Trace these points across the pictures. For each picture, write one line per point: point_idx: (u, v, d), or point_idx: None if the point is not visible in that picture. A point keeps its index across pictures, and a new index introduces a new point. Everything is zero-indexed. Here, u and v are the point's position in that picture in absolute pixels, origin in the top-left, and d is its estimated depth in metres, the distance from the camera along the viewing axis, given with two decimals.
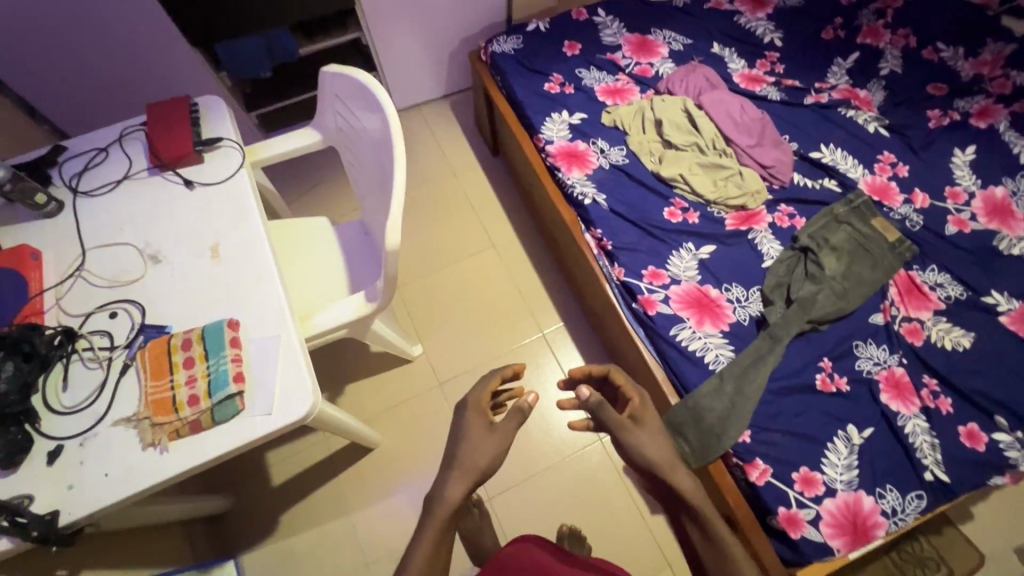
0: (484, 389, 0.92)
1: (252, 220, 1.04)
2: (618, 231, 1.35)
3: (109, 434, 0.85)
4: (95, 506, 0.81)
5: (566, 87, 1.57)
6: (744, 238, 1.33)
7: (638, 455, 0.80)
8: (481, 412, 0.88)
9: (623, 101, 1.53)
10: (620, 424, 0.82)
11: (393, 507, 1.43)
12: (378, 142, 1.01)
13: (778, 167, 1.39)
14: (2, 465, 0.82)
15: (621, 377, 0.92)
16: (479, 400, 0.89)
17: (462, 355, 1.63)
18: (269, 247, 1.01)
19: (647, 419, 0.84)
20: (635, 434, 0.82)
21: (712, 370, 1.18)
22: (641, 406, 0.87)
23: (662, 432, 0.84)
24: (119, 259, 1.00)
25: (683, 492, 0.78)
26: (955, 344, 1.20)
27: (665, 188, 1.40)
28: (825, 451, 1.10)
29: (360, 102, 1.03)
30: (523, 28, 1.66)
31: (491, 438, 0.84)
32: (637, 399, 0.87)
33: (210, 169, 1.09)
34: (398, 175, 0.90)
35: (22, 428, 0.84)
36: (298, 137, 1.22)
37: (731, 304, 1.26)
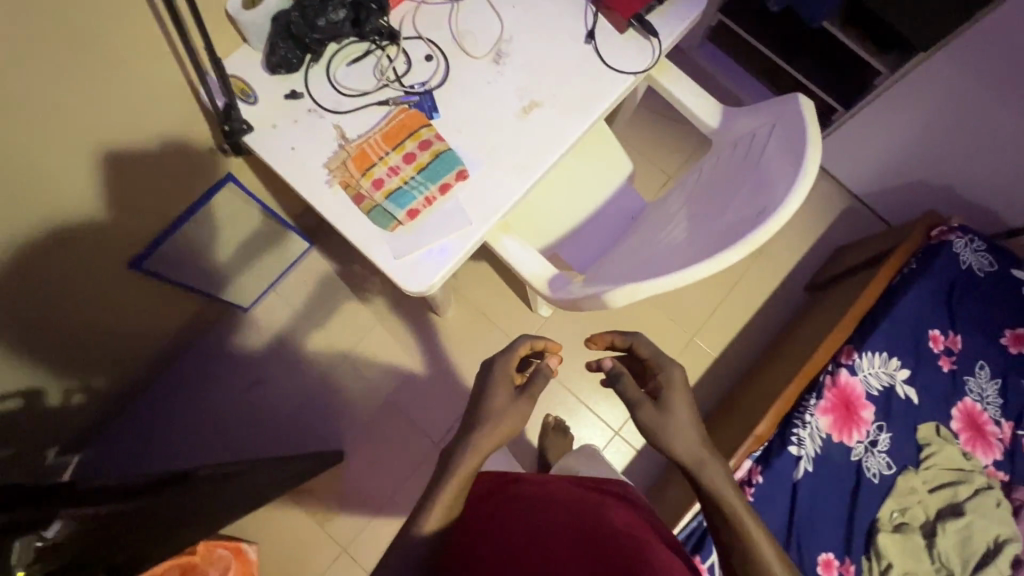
0: (513, 352, 0.84)
1: (578, 121, 0.92)
2: (770, 503, 1.06)
3: (325, 129, 0.88)
4: (268, 157, 0.88)
5: (945, 359, 1.15)
6: None
7: (661, 443, 0.77)
8: (509, 377, 0.81)
9: (968, 444, 1.10)
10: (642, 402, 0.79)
11: (398, 357, 1.49)
12: (739, 220, 0.82)
13: None
14: (268, 64, 0.88)
15: (645, 352, 0.85)
16: (505, 373, 0.81)
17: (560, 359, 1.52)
18: (557, 155, 0.90)
19: (676, 401, 0.79)
20: (655, 424, 0.78)
21: None
22: (668, 390, 0.81)
23: (691, 419, 0.78)
24: (481, 26, 0.94)
25: (711, 485, 0.75)
26: None
27: (859, 543, 1.04)
28: None
29: (777, 168, 0.82)
30: (1010, 266, 1.19)
31: (520, 407, 0.78)
32: (665, 377, 0.82)
33: (616, 48, 0.94)
34: (700, 270, 0.74)
35: (303, 58, 0.88)
36: (702, 102, 0.99)
37: None
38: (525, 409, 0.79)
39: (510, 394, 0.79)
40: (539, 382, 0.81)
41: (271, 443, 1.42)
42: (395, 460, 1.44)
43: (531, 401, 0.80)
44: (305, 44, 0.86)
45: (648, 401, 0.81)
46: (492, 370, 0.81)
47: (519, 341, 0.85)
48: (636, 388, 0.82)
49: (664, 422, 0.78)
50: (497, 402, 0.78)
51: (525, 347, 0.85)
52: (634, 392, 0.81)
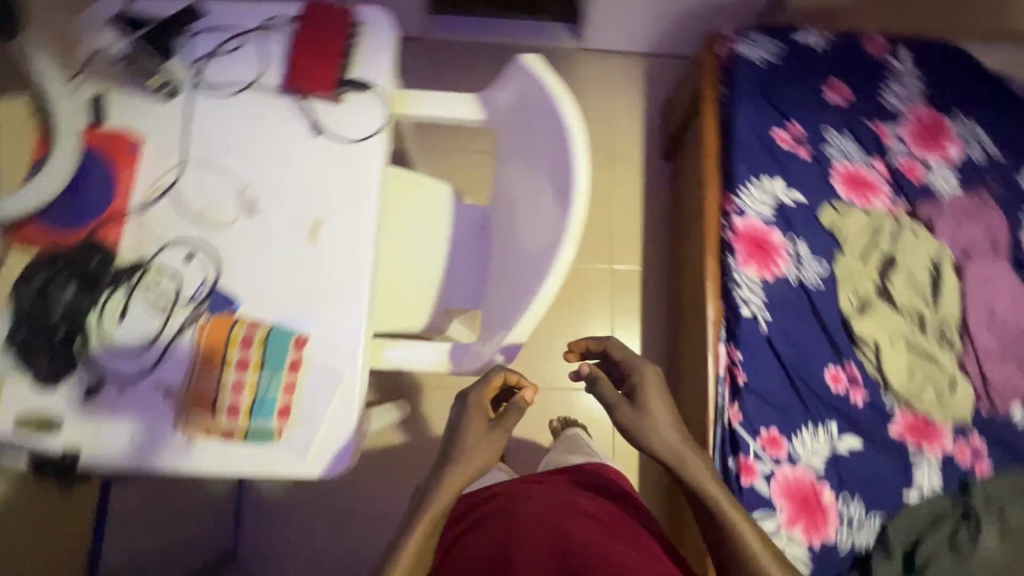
0: (486, 386, 0.80)
1: (365, 210, 0.86)
2: (760, 367, 1.09)
3: (146, 397, 0.79)
4: (114, 464, 0.77)
5: (801, 148, 1.19)
6: (900, 453, 1.06)
7: (642, 437, 0.82)
8: (481, 417, 0.79)
9: (861, 201, 1.16)
10: (618, 402, 0.84)
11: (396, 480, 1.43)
12: (545, 204, 0.83)
13: (1002, 391, 1.06)
14: (42, 385, 0.78)
15: (619, 355, 0.88)
16: (479, 408, 0.79)
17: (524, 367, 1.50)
18: (372, 254, 0.84)
19: (648, 401, 0.83)
20: (635, 422, 0.83)
21: None
22: (644, 389, 0.84)
23: (668, 414, 0.83)
24: (214, 192, 0.86)
25: (690, 476, 0.81)
26: None
27: (845, 343, 1.09)
28: None
29: (548, 140, 0.82)
30: (793, 37, 1.24)
31: (489, 442, 0.78)
32: (637, 376, 0.85)
33: (347, 117, 0.88)
34: (548, 284, 0.76)
35: (71, 354, 0.79)
36: (459, 103, 0.95)
37: (839, 521, 1.03)
38: (497, 438, 0.78)
39: (483, 428, 0.78)
40: (513, 412, 0.80)
41: None
42: None
43: (506, 430, 0.79)
44: (58, 340, 0.79)
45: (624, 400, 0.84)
46: (465, 408, 0.79)
47: (493, 376, 0.81)
48: (614, 391, 0.86)
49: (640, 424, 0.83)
50: (470, 437, 0.77)
51: (500, 376, 0.82)
52: (609, 392, 0.86)
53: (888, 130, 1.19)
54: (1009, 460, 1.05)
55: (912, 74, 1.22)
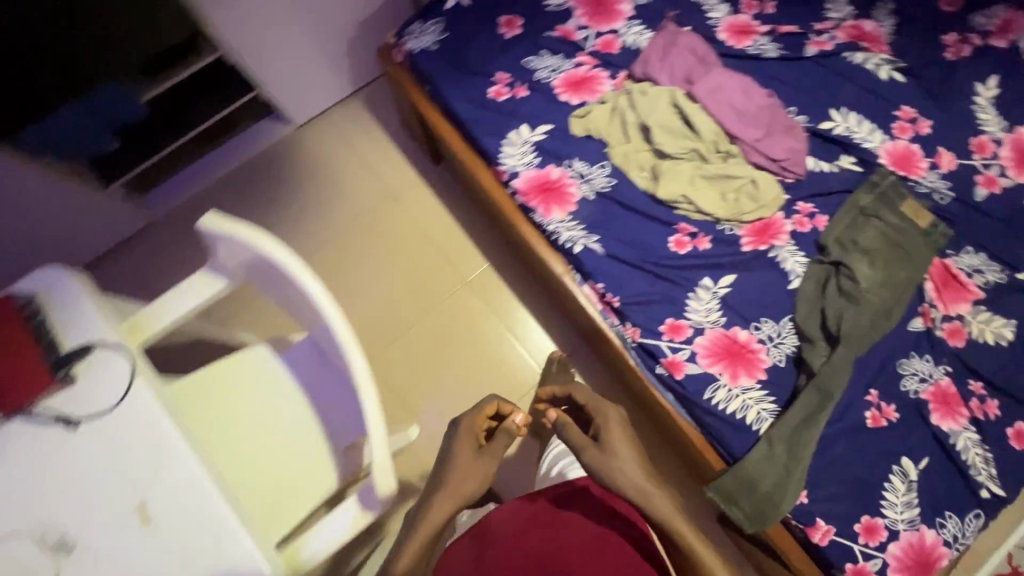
0: (479, 417, 0.97)
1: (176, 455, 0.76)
2: (621, 281, 1.14)
3: None
4: None
5: (517, 88, 1.22)
6: (764, 258, 1.14)
7: (609, 480, 0.88)
8: (471, 439, 0.94)
9: (591, 96, 1.21)
10: (586, 445, 0.94)
11: None
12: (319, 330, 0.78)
13: (791, 159, 1.15)
14: None
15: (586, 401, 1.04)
16: (471, 436, 0.94)
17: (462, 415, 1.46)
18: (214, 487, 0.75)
19: (611, 440, 0.94)
20: (601, 459, 0.90)
21: (757, 432, 1.07)
22: (608, 428, 0.97)
23: (628, 450, 0.92)
24: (15, 563, 0.73)
25: (651, 510, 0.84)
26: (995, 336, 1.12)
27: (665, 211, 1.16)
28: (884, 492, 1.05)
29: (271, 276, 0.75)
30: (444, 7, 1.26)
31: (479, 463, 0.90)
32: (602, 419, 1.00)
33: (90, 391, 0.78)
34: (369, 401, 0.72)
35: None
36: (194, 287, 0.87)
37: (764, 346, 1.10)
38: (487, 458, 0.92)
39: (475, 450, 0.92)
40: (501, 437, 0.96)
41: None
42: None
43: (497, 455, 0.93)
44: None
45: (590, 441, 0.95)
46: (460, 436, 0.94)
47: (486, 402, 1.00)
48: (580, 435, 0.96)
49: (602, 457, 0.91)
50: (461, 458, 0.90)
51: (492, 404, 1.01)
52: (577, 436, 0.96)
53: (569, 27, 1.26)
54: (831, 202, 1.18)
55: None
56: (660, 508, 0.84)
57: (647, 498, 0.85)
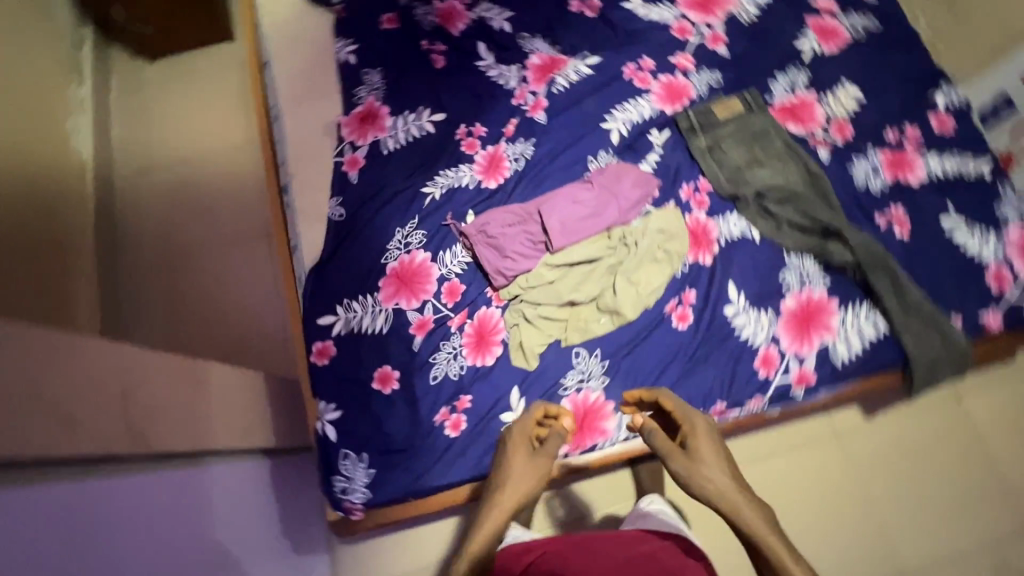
0: (529, 419, 1.01)
1: None
2: (703, 390, 1.09)
3: None
4: None
5: (458, 402, 1.10)
6: (725, 248, 1.16)
7: (699, 491, 0.86)
8: (526, 439, 0.98)
9: (499, 331, 1.13)
10: (675, 450, 0.90)
11: None
12: None
13: (643, 186, 1.18)
14: None
15: (671, 402, 0.97)
16: (525, 434, 0.99)
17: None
18: None
19: (698, 447, 0.89)
20: (690, 467, 0.87)
21: (886, 331, 1.11)
22: (696, 433, 0.91)
23: (716, 461, 0.87)
24: None
25: (740, 521, 0.82)
26: (853, 100, 1.26)
27: (648, 316, 1.13)
28: (969, 249, 1.14)
29: None
30: (333, 442, 1.09)
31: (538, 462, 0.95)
32: (688, 425, 0.93)
33: None
34: None
35: None
36: None
37: (806, 287, 1.13)
38: (541, 464, 0.95)
39: (529, 453, 0.96)
40: (552, 438, 0.98)
41: None
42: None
43: (551, 454, 0.96)
44: None
45: (677, 450, 0.90)
46: (512, 435, 0.99)
47: (534, 407, 1.03)
48: (667, 440, 0.92)
49: (691, 468, 0.87)
50: (516, 466, 0.94)
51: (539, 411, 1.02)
52: (665, 446, 0.91)
53: (415, 318, 1.15)
54: (690, 168, 1.23)
55: (346, 307, 1.17)
56: (743, 516, 0.82)
57: (737, 511, 0.82)
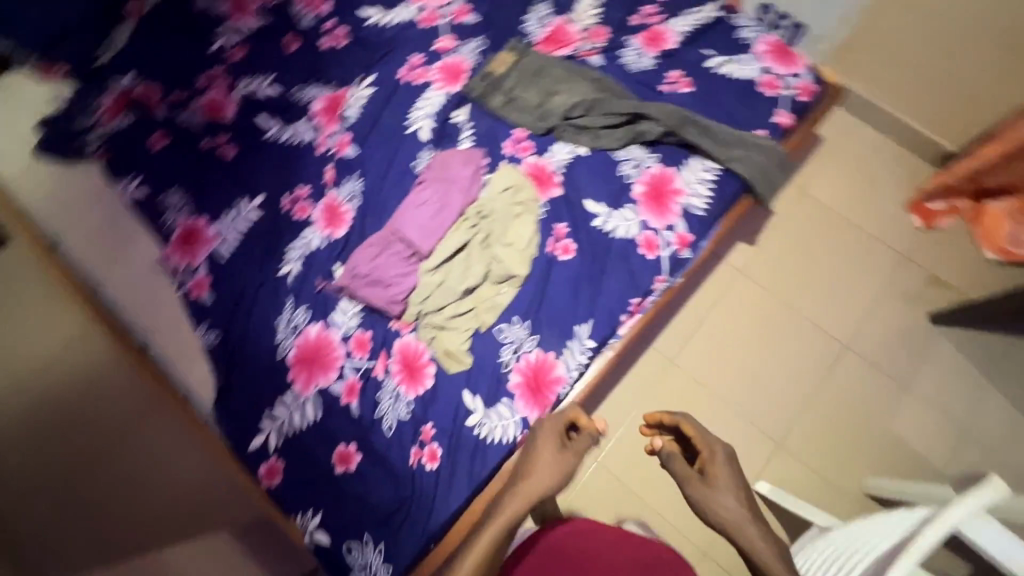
0: (564, 416, 1.05)
1: None
2: (614, 296, 1.18)
3: None
4: None
5: (423, 434, 1.09)
6: (565, 174, 1.26)
7: (710, 516, 0.86)
8: (556, 439, 1.01)
9: (422, 352, 1.14)
10: (690, 475, 0.91)
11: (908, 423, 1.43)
12: None
13: (470, 161, 1.24)
14: None
15: (689, 429, 0.98)
16: (557, 430, 1.02)
17: (738, 427, 1.44)
18: None
19: (715, 473, 0.90)
20: (707, 494, 0.87)
21: (718, 168, 1.26)
22: (714, 461, 0.92)
23: (734, 488, 0.87)
24: None
25: (754, 551, 0.80)
26: (593, 7, 1.41)
27: (537, 264, 1.19)
28: (738, 75, 1.32)
29: None
30: (331, 544, 1.06)
31: (564, 458, 0.97)
32: (708, 452, 0.94)
33: None
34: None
35: None
36: None
37: (643, 170, 1.26)
38: (570, 460, 0.98)
39: (556, 450, 0.98)
40: (584, 439, 1.02)
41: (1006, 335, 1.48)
42: (886, 322, 1.50)
43: (578, 454, 0.99)
44: None
45: (695, 475, 0.91)
46: (541, 434, 1.02)
47: (569, 407, 1.07)
48: (685, 465, 0.93)
49: (710, 492, 0.87)
50: (545, 454, 0.98)
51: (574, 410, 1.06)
52: (682, 470, 0.92)
53: (341, 387, 1.12)
54: (501, 127, 1.31)
55: (271, 417, 1.12)
56: (762, 551, 0.80)
57: (749, 539, 0.81)
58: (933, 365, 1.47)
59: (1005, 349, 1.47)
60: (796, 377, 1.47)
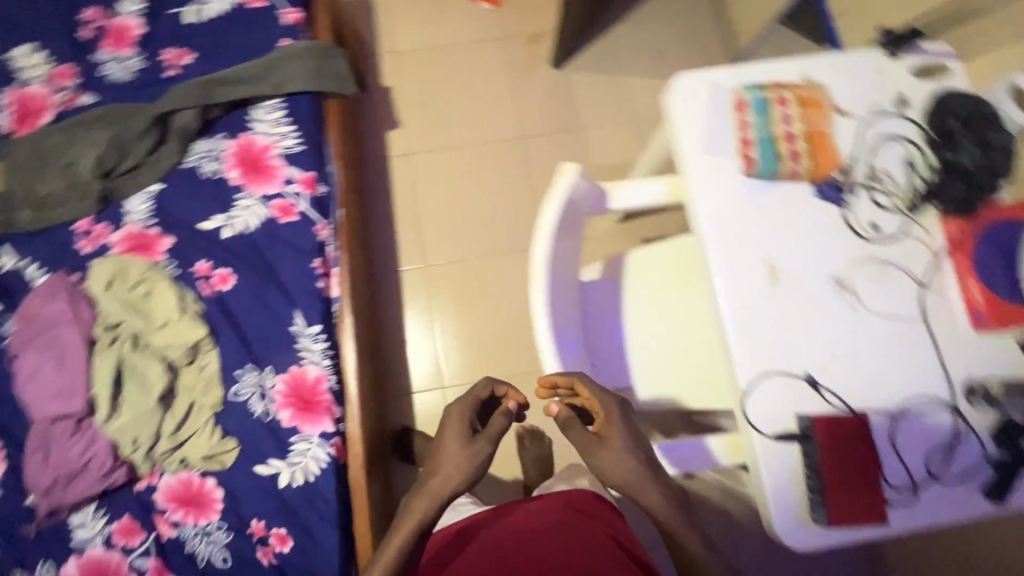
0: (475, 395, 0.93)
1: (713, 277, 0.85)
2: (298, 273, 1.12)
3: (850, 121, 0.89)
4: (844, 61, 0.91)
5: (258, 530, 1.02)
6: (162, 219, 1.13)
7: (606, 479, 0.82)
8: (470, 428, 0.88)
9: (186, 477, 1.02)
10: (588, 439, 0.84)
11: (599, 148, 1.63)
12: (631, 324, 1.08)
13: (51, 293, 1.04)
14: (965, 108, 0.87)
15: (587, 393, 0.86)
16: (466, 419, 0.88)
17: (508, 260, 1.55)
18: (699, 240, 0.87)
19: (607, 437, 0.84)
20: (599, 462, 0.82)
21: (280, 100, 1.20)
22: (612, 421, 0.85)
23: (632, 449, 0.82)
24: (885, 289, 0.85)
25: (649, 509, 0.81)
26: (34, 54, 1.19)
27: (210, 312, 1.08)
28: (221, 9, 1.23)
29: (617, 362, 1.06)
30: None
31: (475, 447, 0.85)
32: (604, 411, 0.85)
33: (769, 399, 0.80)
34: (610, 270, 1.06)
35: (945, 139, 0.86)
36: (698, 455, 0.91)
37: (223, 156, 1.16)
38: (485, 448, 0.85)
39: (465, 442, 0.85)
40: (497, 418, 0.88)
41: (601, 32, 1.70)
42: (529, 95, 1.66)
43: (494, 442, 0.86)
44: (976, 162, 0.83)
45: (591, 438, 0.84)
46: (449, 421, 0.88)
47: (484, 382, 0.94)
48: (581, 433, 0.86)
49: (603, 455, 0.82)
50: (450, 444, 0.86)
51: (485, 390, 0.93)
52: (579, 436, 0.85)
53: None
54: (61, 233, 1.12)
55: None
56: (653, 504, 0.81)
57: (639, 497, 0.81)
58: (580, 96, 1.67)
59: (610, 46, 1.69)
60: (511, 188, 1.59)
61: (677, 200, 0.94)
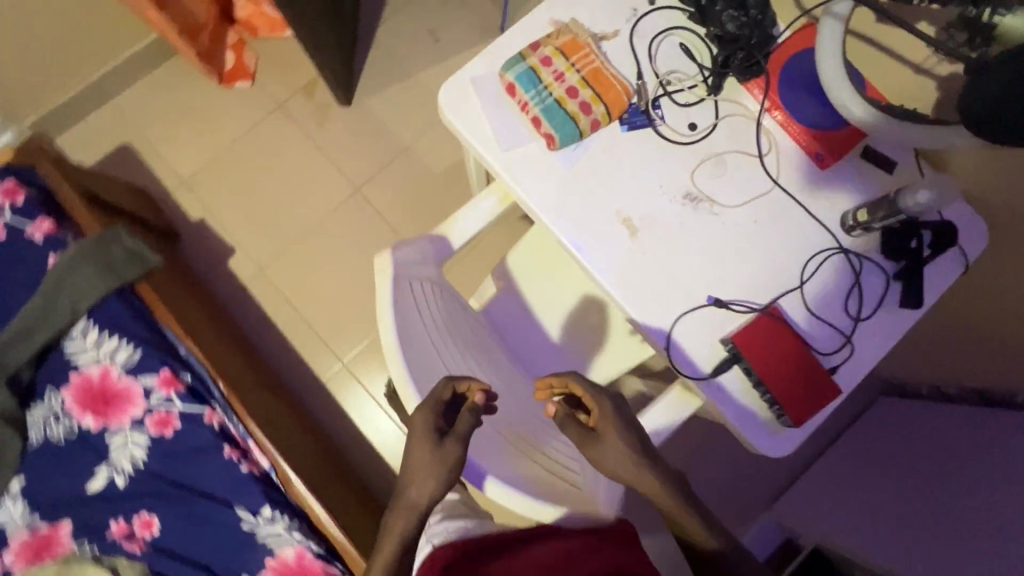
0: (439, 401, 0.72)
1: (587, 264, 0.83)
2: (218, 470, 1.03)
3: (614, 43, 0.87)
4: None
5: None
6: (47, 509, 1.00)
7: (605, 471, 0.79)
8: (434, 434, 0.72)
9: None
10: (585, 437, 0.79)
11: (432, 158, 1.56)
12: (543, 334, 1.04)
13: None
14: None
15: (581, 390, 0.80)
16: (427, 425, 0.72)
17: None
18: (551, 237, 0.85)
19: (605, 431, 0.78)
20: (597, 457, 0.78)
21: (87, 319, 1.06)
22: (605, 414, 0.79)
23: (627, 441, 0.77)
24: (734, 178, 0.84)
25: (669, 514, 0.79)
26: None
27: (156, 563, 0.99)
28: None
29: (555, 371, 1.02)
30: None
31: (438, 455, 0.72)
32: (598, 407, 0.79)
33: (691, 344, 0.80)
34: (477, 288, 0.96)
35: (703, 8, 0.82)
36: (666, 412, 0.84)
37: (67, 408, 1.03)
38: (456, 456, 0.72)
39: (433, 449, 0.72)
40: (462, 420, 0.72)
41: (368, 49, 1.60)
42: (339, 147, 1.56)
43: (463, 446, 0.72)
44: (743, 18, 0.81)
45: (587, 435, 0.79)
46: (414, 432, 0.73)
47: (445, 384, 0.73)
48: (577, 428, 0.80)
49: (602, 450, 0.78)
50: (416, 453, 0.72)
51: (445, 392, 0.72)
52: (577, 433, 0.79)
53: None
54: None
55: None
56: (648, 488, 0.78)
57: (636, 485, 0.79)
58: (386, 119, 1.58)
59: (383, 59, 1.60)
60: (376, 243, 1.52)
61: (514, 203, 0.90)
